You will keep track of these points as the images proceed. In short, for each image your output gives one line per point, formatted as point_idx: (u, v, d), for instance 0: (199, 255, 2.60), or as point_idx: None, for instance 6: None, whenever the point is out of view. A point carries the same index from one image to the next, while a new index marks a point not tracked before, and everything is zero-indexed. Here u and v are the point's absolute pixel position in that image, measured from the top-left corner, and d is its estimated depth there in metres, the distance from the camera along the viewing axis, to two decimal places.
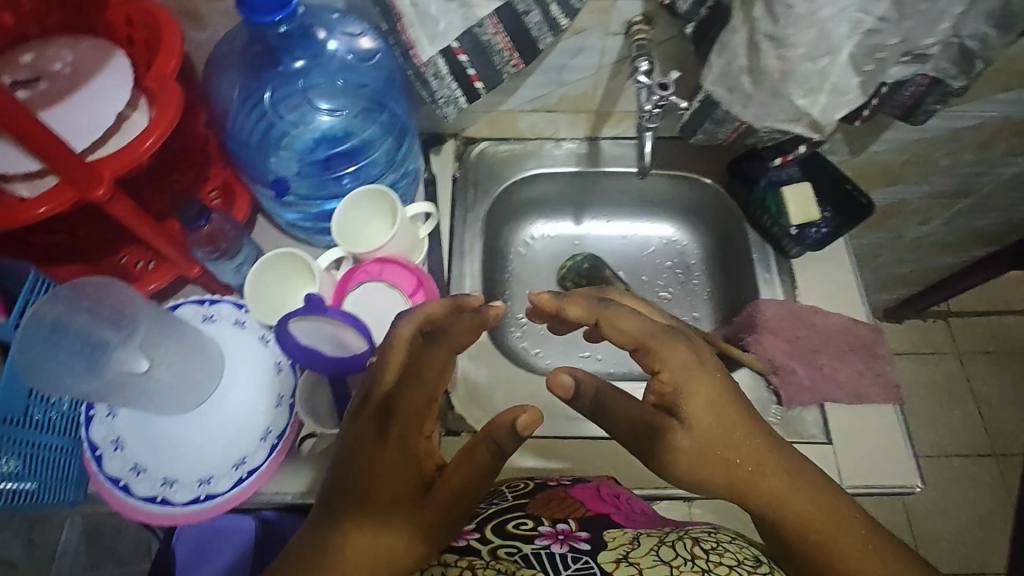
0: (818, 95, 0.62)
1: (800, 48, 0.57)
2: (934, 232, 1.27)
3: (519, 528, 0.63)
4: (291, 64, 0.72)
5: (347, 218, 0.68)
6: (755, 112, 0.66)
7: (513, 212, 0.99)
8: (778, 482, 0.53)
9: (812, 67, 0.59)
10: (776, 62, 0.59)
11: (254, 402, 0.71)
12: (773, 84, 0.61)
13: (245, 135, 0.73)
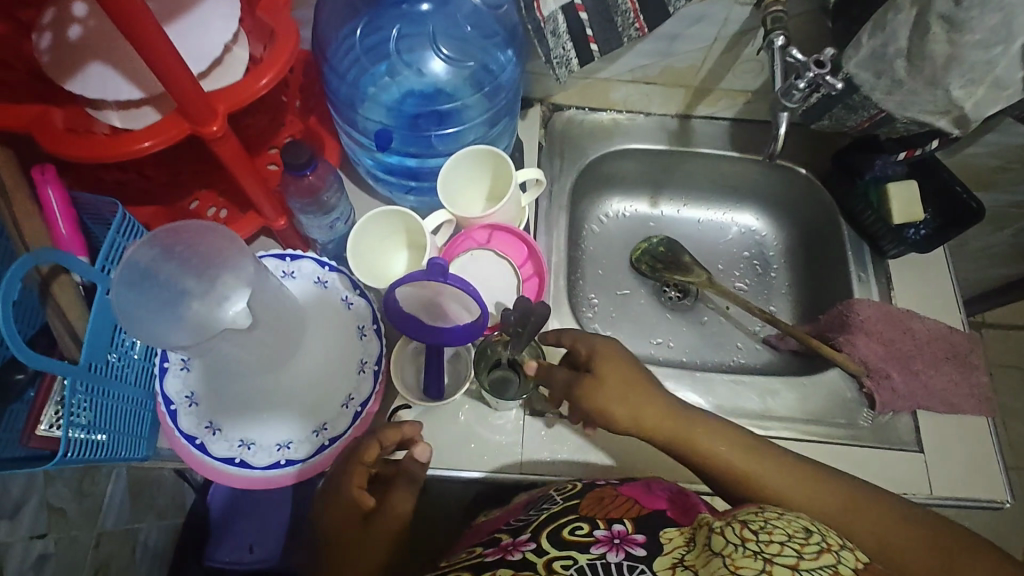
0: (977, 88, 0.58)
1: (977, 34, 0.53)
2: (998, 242, 1.24)
3: (576, 533, 0.53)
4: (416, 6, 0.68)
5: (453, 176, 0.64)
6: (900, 101, 0.62)
7: (591, 187, 0.94)
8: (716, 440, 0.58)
9: (982, 56, 0.55)
10: (944, 47, 0.55)
11: (337, 368, 0.67)
12: (932, 72, 0.57)
13: (346, 71, 0.68)
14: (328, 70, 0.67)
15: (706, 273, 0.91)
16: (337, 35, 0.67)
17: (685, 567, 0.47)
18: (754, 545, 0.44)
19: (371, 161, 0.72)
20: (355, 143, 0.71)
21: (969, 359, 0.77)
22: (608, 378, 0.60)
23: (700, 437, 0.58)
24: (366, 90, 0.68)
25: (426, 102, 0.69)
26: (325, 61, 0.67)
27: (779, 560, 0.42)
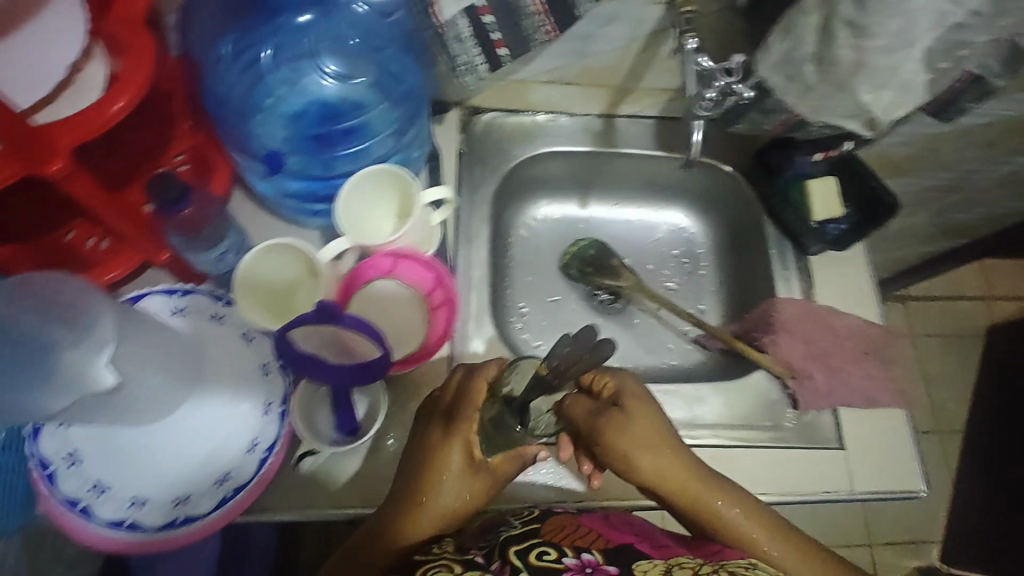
0: (884, 92, 0.56)
1: (881, 39, 0.51)
2: (920, 222, 1.26)
3: (544, 558, 0.50)
4: (296, 17, 0.62)
5: (352, 202, 0.59)
6: (812, 106, 0.60)
7: (516, 192, 0.91)
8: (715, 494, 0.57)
9: (887, 61, 0.53)
10: (850, 52, 0.53)
11: (238, 412, 0.62)
12: (840, 77, 0.56)
13: (228, 94, 0.61)
14: (207, 96, 0.61)
15: (635, 276, 0.89)
16: (212, 55, 0.60)
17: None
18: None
19: (274, 190, 0.66)
20: (253, 172, 0.65)
21: (886, 353, 0.79)
22: (627, 419, 0.60)
23: (713, 499, 0.57)
24: (254, 113, 0.62)
25: (325, 121, 0.64)
26: (201, 85, 0.61)
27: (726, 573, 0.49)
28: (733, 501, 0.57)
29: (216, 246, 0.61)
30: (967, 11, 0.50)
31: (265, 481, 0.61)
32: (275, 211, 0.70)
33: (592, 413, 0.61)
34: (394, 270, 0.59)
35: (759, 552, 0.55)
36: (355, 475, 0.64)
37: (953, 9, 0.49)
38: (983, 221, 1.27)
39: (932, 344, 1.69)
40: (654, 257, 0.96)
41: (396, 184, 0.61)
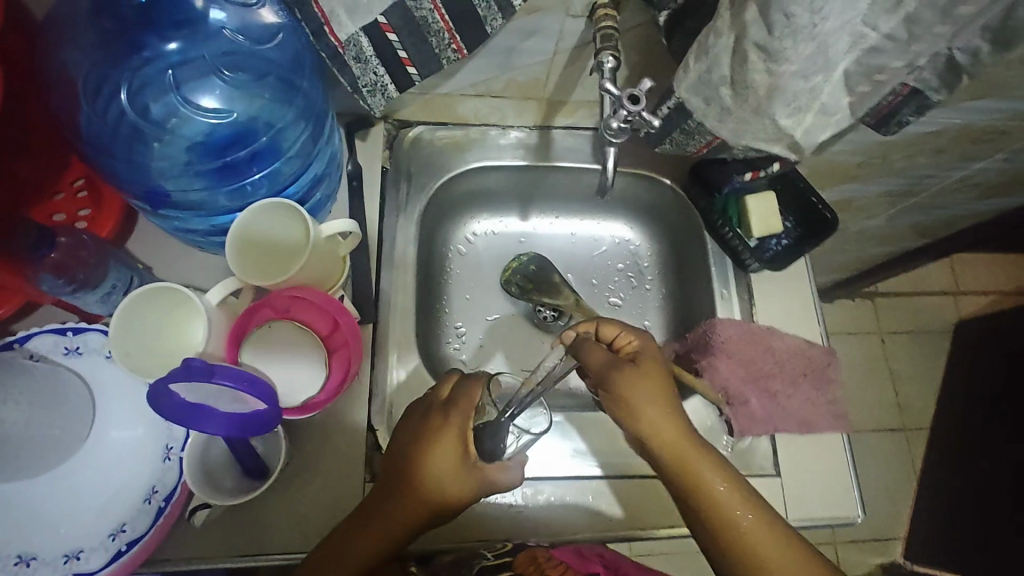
0: (803, 116, 0.53)
1: (794, 64, 0.48)
2: (878, 226, 1.22)
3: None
4: (161, 45, 0.58)
5: (245, 239, 0.55)
6: (732, 129, 0.57)
7: (450, 208, 0.87)
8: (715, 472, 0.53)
9: (803, 86, 0.50)
10: (764, 77, 0.50)
11: (135, 459, 0.60)
12: (756, 102, 0.52)
13: (112, 144, 0.58)
14: (87, 149, 0.57)
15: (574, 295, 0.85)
16: (80, 104, 0.56)
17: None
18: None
19: (178, 226, 0.64)
20: (160, 215, 0.63)
21: (826, 373, 0.76)
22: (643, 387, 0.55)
23: (709, 479, 0.53)
24: (147, 158, 0.59)
25: (224, 150, 0.61)
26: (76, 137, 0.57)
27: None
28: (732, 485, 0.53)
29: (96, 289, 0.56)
30: (882, 35, 0.46)
31: (160, 535, 0.58)
32: (188, 244, 0.67)
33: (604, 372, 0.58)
34: (289, 312, 0.56)
35: (749, 543, 0.52)
36: (264, 522, 0.61)
37: (867, 32, 0.46)
38: (945, 223, 1.24)
39: (902, 341, 1.56)
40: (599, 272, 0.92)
41: (292, 218, 0.57)
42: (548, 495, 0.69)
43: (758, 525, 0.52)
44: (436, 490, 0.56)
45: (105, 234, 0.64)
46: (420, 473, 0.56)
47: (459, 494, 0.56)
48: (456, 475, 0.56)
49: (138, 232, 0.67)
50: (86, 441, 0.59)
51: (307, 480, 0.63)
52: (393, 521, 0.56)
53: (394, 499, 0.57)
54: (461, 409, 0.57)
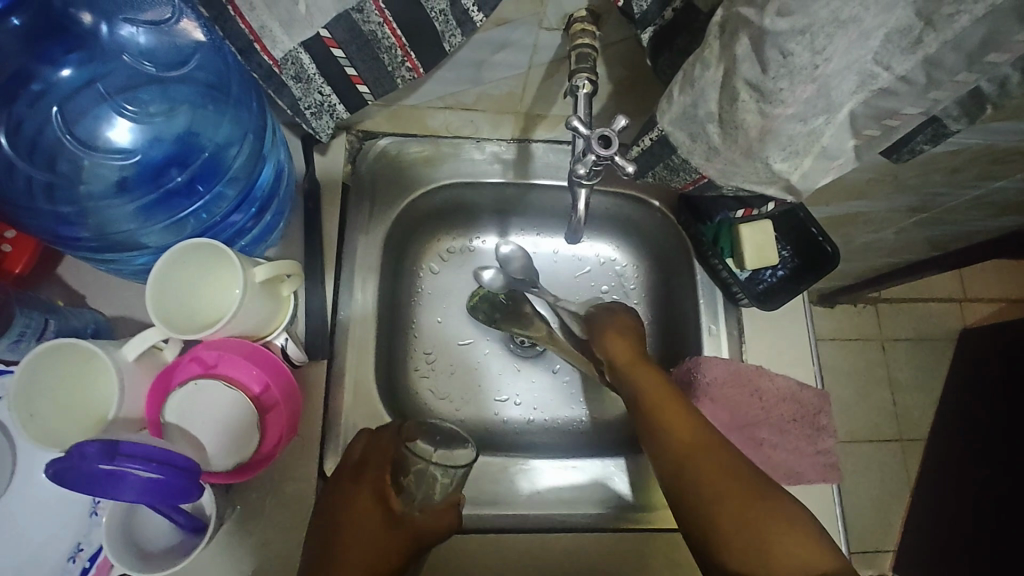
0: (801, 159, 0.47)
1: (791, 107, 0.42)
2: (884, 239, 1.14)
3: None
4: (51, 74, 0.52)
5: (167, 284, 0.50)
6: (720, 168, 0.51)
7: (420, 225, 0.81)
8: (685, 416, 0.57)
9: (801, 129, 0.44)
10: (756, 118, 0.44)
11: (61, 511, 0.55)
12: (747, 143, 0.46)
13: (27, 197, 0.52)
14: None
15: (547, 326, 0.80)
16: None
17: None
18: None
19: (112, 266, 0.58)
20: (100, 261, 0.56)
21: (818, 418, 0.70)
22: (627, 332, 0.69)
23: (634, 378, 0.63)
24: (71, 201, 0.53)
25: (158, 176, 0.55)
26: None
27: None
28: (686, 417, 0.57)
29: (2, 335, 0.51)
30: (895, 77, 0.40)
31: None
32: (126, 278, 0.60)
33: (635, 357, 0.65)
34: (217, 366, 0.51)
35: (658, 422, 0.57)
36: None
37: (878, 72, 0.40)
38: (957, 237, 1.14)
39: (900, 349, 1.45)
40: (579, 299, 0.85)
41: (221, 259, 0.51)
42: (509, 547, 0.63)
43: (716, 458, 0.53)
44: (364, 553, 0.54)
45: (19, 270, 0.57)
46: (345, 543, 0.54)
47: (391, 551, 0.55)
48: (387, 528, 0.56)
49: (68, 261, 0.61)
50: (5, 493, 0.55)
51: (253, 533, 0.59)
52: None
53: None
54: (375, 466, 0.58)
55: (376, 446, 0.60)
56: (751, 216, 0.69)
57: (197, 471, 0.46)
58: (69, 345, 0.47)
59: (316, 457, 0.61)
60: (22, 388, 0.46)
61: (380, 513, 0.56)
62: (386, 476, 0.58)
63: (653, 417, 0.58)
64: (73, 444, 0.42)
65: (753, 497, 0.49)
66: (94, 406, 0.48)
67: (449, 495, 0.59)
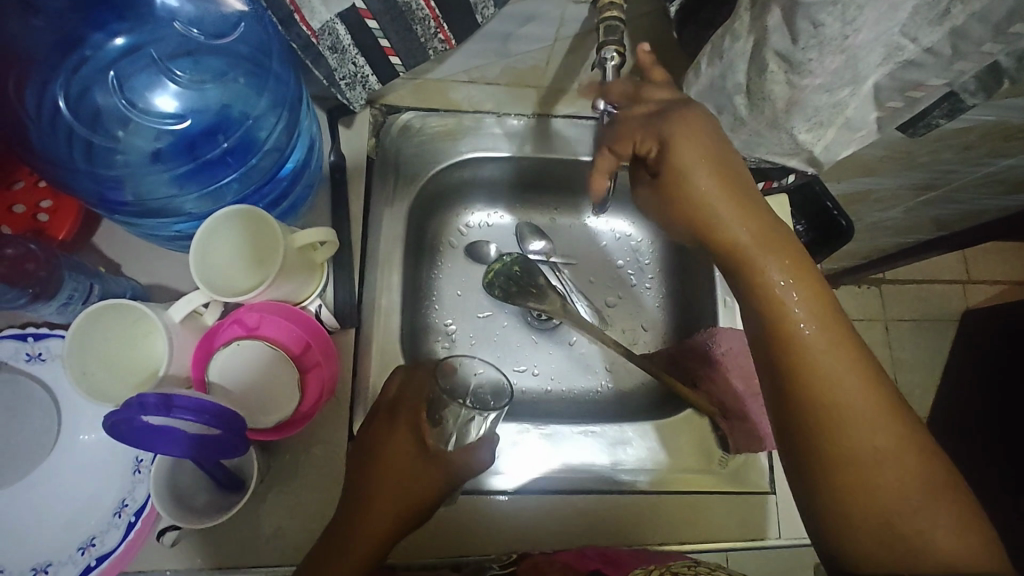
0: (824, 131, 0.50)
1: (818, 78, 0.44)
2: (892, 217, 1.14)
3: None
4: (102, 41, 0.55)
5: (210, 247, 0.52)
6: (745, 140, 0.54)
7: (441, 198, 0.82)
8: (838, 354, 0.46)
9: (827, 100, 0.46)
10: (784, 88, 0.46)
11: (108, 468, 0.58)
12: (772, 115, 0.49)
13: (69, 156, 0.54)
14: (43, 164, 0.54)
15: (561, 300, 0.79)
16: (25, 116, 0.53)
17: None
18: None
19: (145, 233, 0.59)
20: (133, 227, 0.57)
21: None
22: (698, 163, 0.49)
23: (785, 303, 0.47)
24: (112, 167, 0.55)
25: (194, 148, 0.57)
26: (27, 152, 0.53)
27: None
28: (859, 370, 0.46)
29: (53, 298, 0.53)
30: (921, 49, 0.42)
31: (132, 548, 0.55)
32: (159, 247, 0.62)
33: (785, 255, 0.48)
34: (258, 328, 0.53)
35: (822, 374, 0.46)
36: (244, 531, 0.60)
37: (905, 44, 0.41)
38: (966, 216, 1.14)
39: (904, 328, 1.47)
40: (582, 271, 0.87)
41: (260, 226, 0.53)
42: (528, 506, 0.66)
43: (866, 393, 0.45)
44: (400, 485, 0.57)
45: (62, 236, 0.59)
46: (378, 479, 0.57)
47: (426, 485, 0.57)
48: (422, 463, 0.58)
49: (103, 229, 0.62)
50: (53, 449, 0.57)
51: (288, 490, 0.61)
52: (369, 530, 0.54)
53: (360, 513, 0.55)
54: (410, 403, 0.61)
55: (412, 384, 0.62)
56: (770, 188, 0.71)
57: (243, 426, 0.48)
58: (119, 306, 0.49)
59: (348, 418, 0.64)
60: (76, 346, 0.48)
61: (415, 449, 0.59)
62: (421, 414, 0.60)
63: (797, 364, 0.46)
64: (132, 396, 0.44)
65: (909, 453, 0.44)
66: (142, 365, 0.51)
67: (482, 436, 0.61)
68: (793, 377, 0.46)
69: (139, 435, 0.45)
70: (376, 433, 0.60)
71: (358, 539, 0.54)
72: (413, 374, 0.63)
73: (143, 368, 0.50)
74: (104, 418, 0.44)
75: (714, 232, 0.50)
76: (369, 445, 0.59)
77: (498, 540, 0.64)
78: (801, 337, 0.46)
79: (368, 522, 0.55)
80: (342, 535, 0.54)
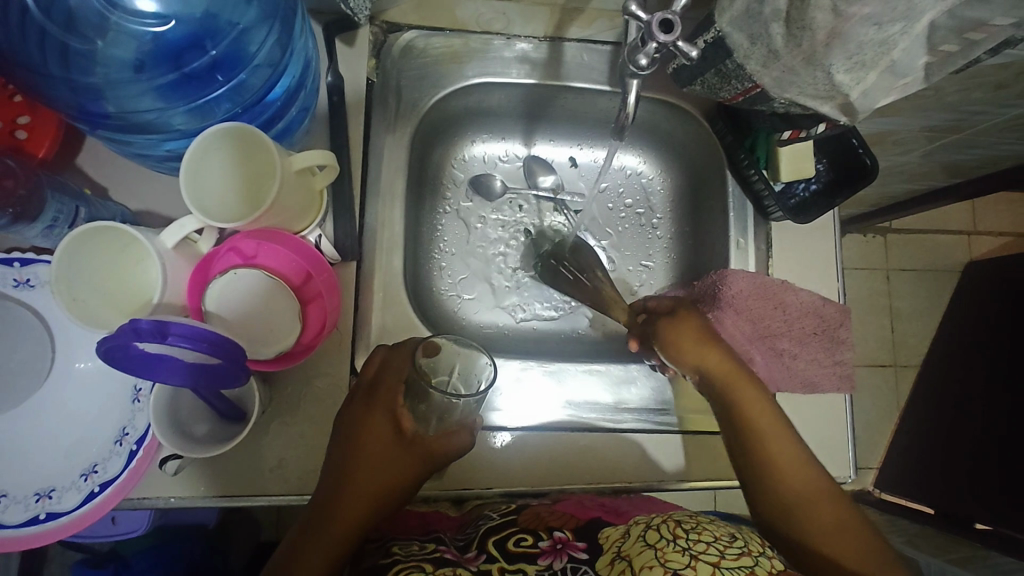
0: (866, 73, 0.45)
1: (868, 6, 0.40)
2: (909, 163, 1.07)
3: (521, 544, 0.55)
4: None
5: (207, 159, 0.48)
6: (776, 77, 0.50)
7: (443, 128, 0.78)
8: (770, 418, 0.58)
9: (873, 36, 0.42)
10: (827, 18, 0.42)
11: (109, 395, 0.57)
12: (811, 48, 0.44)
13: (42, 60, 0.51)
14: (14, 69, 0.50)
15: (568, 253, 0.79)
16: None
17: (623, 557, 0.51)
18: (685, 542, 0.50)
19: (132, 153, 0.55)
20: (119, 145, 0.54)
21: (836, 332, 0.72)
22: (699, 337, 0.62)
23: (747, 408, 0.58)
24: (90, 74, 0.52)
25: (179, 57, 0.53)
26: None
27: (703, 558, 0.49)
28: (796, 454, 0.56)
29: (37, 220, 0.50)
30: None
31: (134, 477, 0.55)
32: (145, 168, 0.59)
33: (706, 336, 0.63)
34: (256, 255, 0.51)
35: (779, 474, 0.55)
36: (242, 461, 0.60)
37: None
38: (982, 162, 1.08)
39: (905, 278, 1.45)
40: (590, 213, 0.84)
41: (257, 145, 0.49)
42: (530, 443, 0.66)
43: (836, 532, 0.53)
44: (374, 472, 0.56)
45: (42, 154, 0.56)
46: (357, 461, 0.56)
47: (408, 466, 0.57)
48: (400, 452, 0.57)
49: (87, 150, 0.59)
50: (49, 375, 0.56)
51: (289, 423, 0.61)
52: (351, 509, 0.55)
53: (341, 492, 0.55)
54: (390, 383, 0.58)
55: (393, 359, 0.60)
56: (797, 138, 0.65)
57: (243, 355, 0.46)
58: (109, 229, 0.46)
59: (350, 354, 0.63)
60: (64, 268, 0.45)
61: (393, 431, 0.57)
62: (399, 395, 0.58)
63: (742, 425, 0.57)
64: (125, 321, 0.41)
65: (859, 537, 0.53)
66: (136, 292, 0.49)
67: (465, 418, 0.59)
68: (737, 425, 0.58)
69: (137, 363, 0.43)
70: (359, 409, 0.57)
71: (335, 517, 0.54)
72: (390, 356, 0.60)
73: (135, 295, 0.48)
74: (96, 343, 0.42)
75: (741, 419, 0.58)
76: (348, 423, 0.57)
77: (498, 478, 0.64)
78: (755, 424, 0.57)
79: (354, 504, 0.55)
80: (320, 520, 0.54)
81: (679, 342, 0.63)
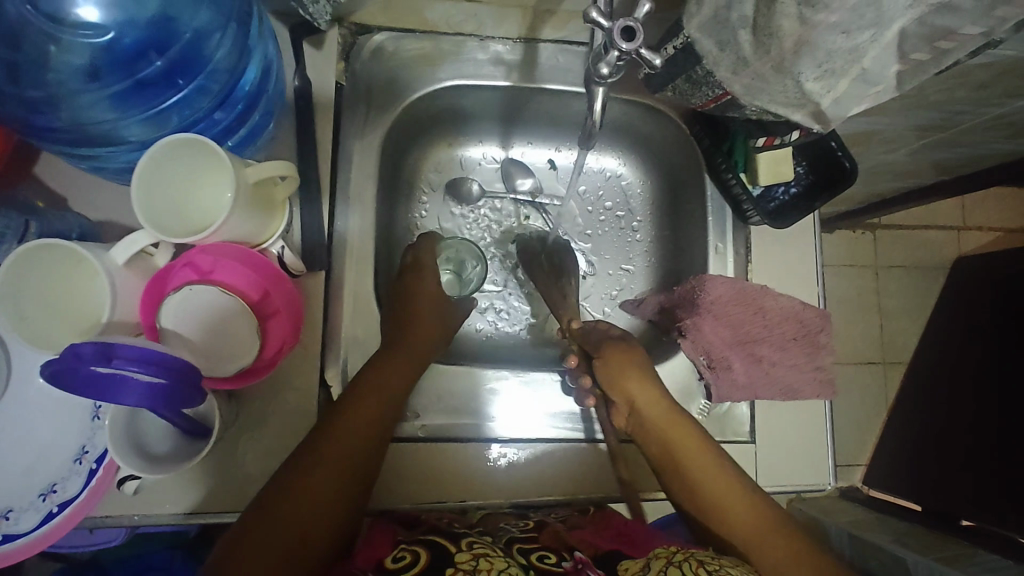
0: (836, 81, 0.43)
1: (834, 14, 0.38)
2: (896, 161, 1.06)
3: (544, 560, 0.50)
4: None
5: (159, 174, 0.46)
6: (746, 84, 0.48)
7: (418, 131, 0.76)
8: (716, 471, 0.55)
9: (842, 44, 0.40)
10: (794, 25, 0.40)
11: (68, 413, 0.55)
12: (779, 56, 0.43)
13: None
14: None
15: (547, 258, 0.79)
16: None
17: None
18: None
19: (89, 165, 0.53)
20: (73, 158, 0.52)
21: (817, 337, 0.71)
22: (632, 367, 0.61)
23: (688, 462, 0.55)
24: (39, 85, 0.50)
25: (131, 67, 0.51)
26: None
27: None
28: (754, 508, 0.53)
29: None
30: None
31: (94, 497, 0.53)
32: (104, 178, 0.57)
33: (638, 370, 0.61)
34: (213, 271, 0.49)
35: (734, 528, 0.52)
36: (209, 477, 0.58)
37: None
38: (968, 160, 1.06)
39: (893, 276, 1.44)
40: (569, 217, 0.83)
41: (211, 156, 0.48)
42: (505, 454, 0.65)
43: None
44: (364, 435, 0.52)
45: None
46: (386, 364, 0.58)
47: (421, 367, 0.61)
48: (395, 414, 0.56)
49: (42, 160, 0.57)
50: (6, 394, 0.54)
51: (256, 438, 0.60)
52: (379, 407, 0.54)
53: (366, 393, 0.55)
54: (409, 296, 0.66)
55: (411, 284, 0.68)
56: (773, 145, 0.65)
57: (196, 377, 0.45)
58: (53, 247, 0.45)
59: (319, 366, 0.62)
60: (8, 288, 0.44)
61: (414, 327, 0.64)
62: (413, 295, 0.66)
63: (688, 483, 0.55)
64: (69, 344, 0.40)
65: None
66: (85, 310, 0.47)
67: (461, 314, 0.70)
68: (682, 483, 0.55)
69: (85, 387, 0.41)
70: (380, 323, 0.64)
71: (345, 444, 0.51)
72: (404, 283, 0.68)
73: (84, 312, 0.47)
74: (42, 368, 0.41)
75: (687, 474, 0.55)
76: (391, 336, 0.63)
77: (473, 491, 0.64)
78: (699, 480, 0.54)
79: (385, 399, 0.55)
80: (358, 407, 0.54)
81: (619, 380, 0.61)
